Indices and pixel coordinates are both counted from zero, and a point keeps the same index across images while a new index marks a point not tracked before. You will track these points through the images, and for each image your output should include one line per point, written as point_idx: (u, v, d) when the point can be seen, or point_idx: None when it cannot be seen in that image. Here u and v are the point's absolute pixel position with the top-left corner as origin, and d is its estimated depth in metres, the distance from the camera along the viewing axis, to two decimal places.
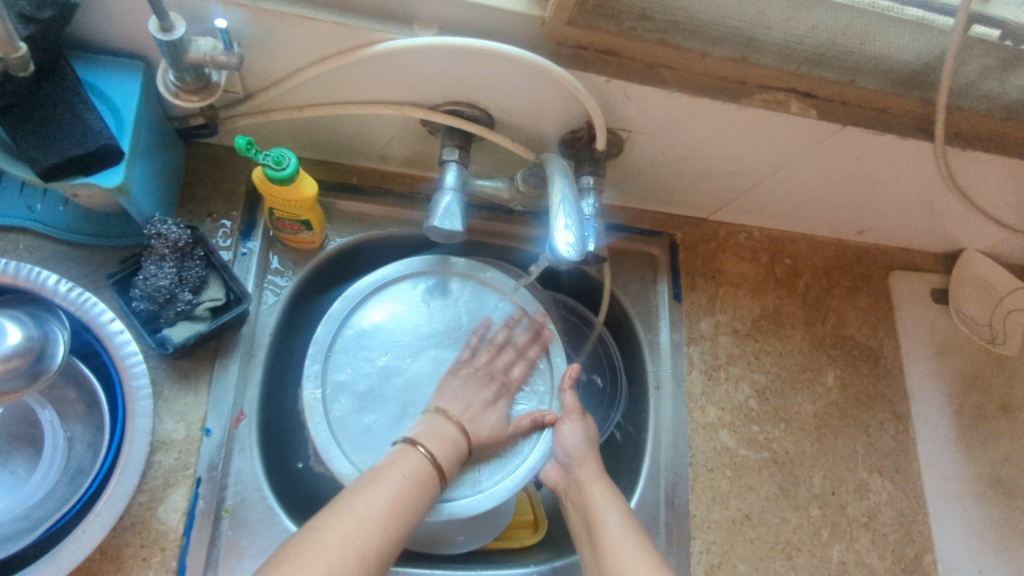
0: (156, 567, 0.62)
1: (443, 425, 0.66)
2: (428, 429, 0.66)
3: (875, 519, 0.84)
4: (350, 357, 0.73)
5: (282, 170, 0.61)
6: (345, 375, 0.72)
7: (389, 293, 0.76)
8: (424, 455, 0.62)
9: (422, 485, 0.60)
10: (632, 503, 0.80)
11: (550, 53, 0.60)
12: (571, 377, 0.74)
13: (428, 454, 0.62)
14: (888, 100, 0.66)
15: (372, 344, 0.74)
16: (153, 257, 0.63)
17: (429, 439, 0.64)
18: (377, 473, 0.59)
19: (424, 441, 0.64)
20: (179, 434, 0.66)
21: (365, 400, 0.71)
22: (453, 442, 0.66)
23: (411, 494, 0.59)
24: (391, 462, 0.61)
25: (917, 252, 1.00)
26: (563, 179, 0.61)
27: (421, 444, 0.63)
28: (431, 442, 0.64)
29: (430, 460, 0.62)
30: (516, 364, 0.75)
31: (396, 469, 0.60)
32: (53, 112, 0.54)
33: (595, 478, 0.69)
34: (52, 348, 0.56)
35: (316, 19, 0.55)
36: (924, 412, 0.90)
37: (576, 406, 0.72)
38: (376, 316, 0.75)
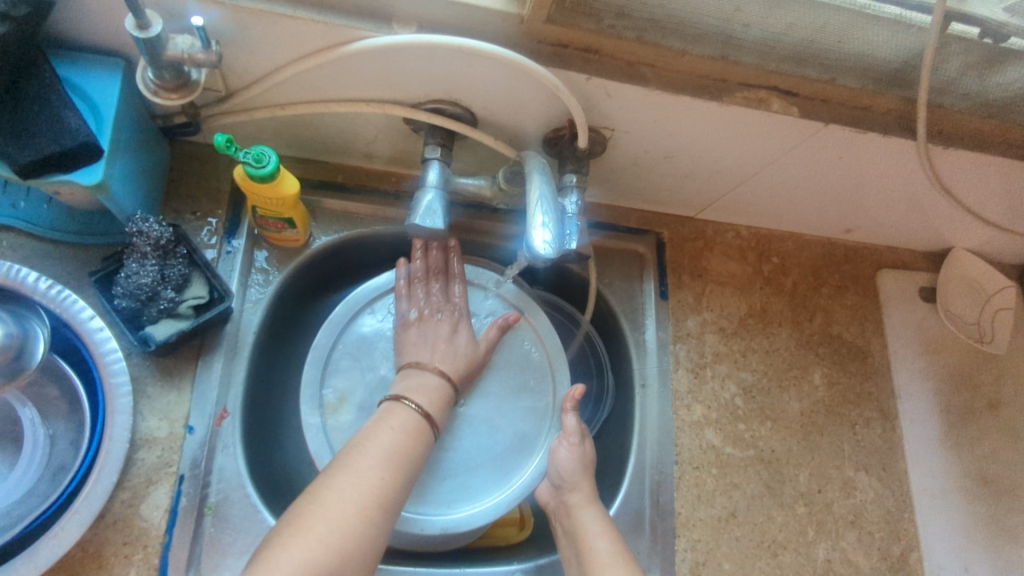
0: (138, 564, 0.62)
1: (422, 374, 0.67)
2: (413, 382, 0.67)
3: (860, 517, 0.84)
4: (348, 365, 0.73)
5: (262, 168, 0.61)
6: (343, 383, 0.73)
7: (390, 302, 0.76)
8: (411, 407, 0.64)
9: (413, 434, 0.62)
10: (612, 508, 0.80)
11: (530, 51, 0.60)
12: (575, 400, 0.72)
13: (414, 405, 0.64)
14: (870, 98, 0.67)
15: (371, 351, 0.74)
16: (134, 254, 0.63)
17: (415, 392, 0.66)
18: (370, 430, 0.61)
19: (409, 393, 0.65)
20: (162, 432, 0.66)
21: (361, 409, 0.72)
22: (435, 391, 0.67)
23: (407, 448, 0.61)
24: (380, 418, 0.62)
25: (905, 250, 1.00)
26: (542, 177, 0.61)
27: (405, 398, 0.65)
28: (415, 395, 0.65)
29: (417, 411, 0.64)
30: (457, 285, 0.75)
31: (387, 425, 0.61)
32: (31, 110, 0.54)
33: (586, 497, 0.69)
34: (32, 346, 0.57)
35: (294, 17, 0.55)
36: (911, 410, 0.90)
37: (576, 429, 0.71)
38: (375, 324, 0.75)
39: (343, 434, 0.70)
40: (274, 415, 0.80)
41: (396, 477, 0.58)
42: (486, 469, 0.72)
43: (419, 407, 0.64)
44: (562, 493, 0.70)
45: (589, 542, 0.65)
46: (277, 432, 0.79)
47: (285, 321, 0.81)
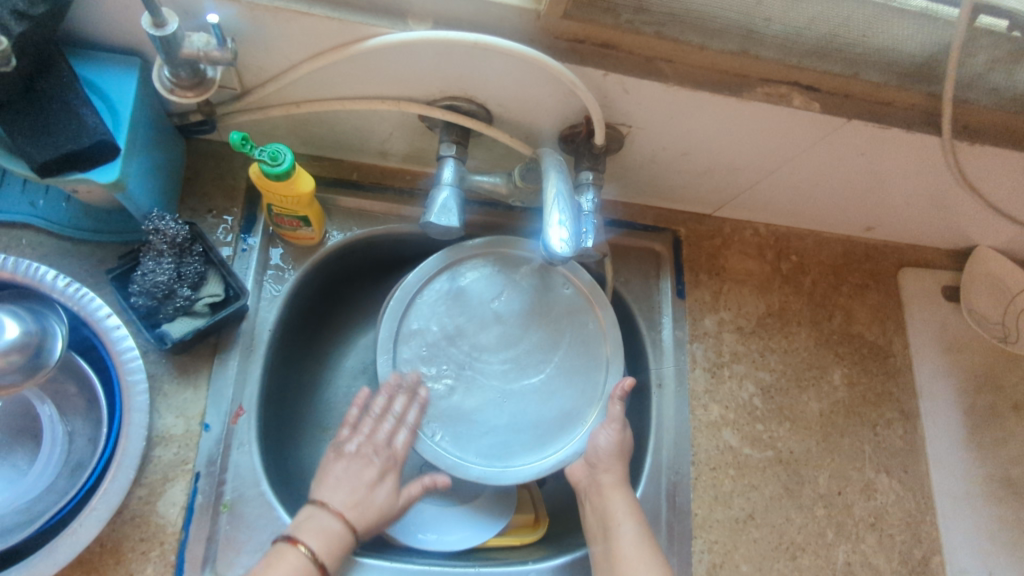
0: (155, 560, 0.62)
1: (325, 519, 0.62)
2: (309, 522, 0.62)
3: (881, 520, 0.83)
4: (426, 317, 0.73)
5: (277, 166, 0.61)
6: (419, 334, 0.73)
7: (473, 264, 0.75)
8: (305, 554, 0.60)
9: None
10: (636, 492, 0.79)
11: (547, 47, 0.59)
12: (622, 390, 0.72)
13: (307, 553, 0.59)
14: (894, 93, 0.65)
15: (450, 302, 0.74)
16: (151, 252, 0.63)
17: (311, 536, 0.61)
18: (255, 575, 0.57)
19: (305, 536, 0.61)
20: (178, 429, 0.66)
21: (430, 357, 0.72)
22: (336, 539, 0.62)
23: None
24: (266, 562, 0.59)
25: (927, 248, 0.98)
26: (558, 174, 0.60)
27: (303, 543, 0.60)
28: (314, 540, 0.61)
29: (308, 558, 0.59)
30: (399, 430, 0.69)
31: (269, 569, 0.58)
32: (48, 108, 0.54)
33: (616, 481, 0.70)
34: (50, 343, 0.57)
35: (309, 14, 0.55)
36: (933, 411, 0.89)
37: (620, 417, 0.72)
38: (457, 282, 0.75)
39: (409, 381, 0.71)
40: (289, 412, 0.80)
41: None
42: (527, 436, 0.72)
43: (314, 557, 0.60)
44: (595, 472, 0.70)
45: (618, 523, 0.67)
46: (292, 428, 0.80)
47: (301, 318, 0.81)
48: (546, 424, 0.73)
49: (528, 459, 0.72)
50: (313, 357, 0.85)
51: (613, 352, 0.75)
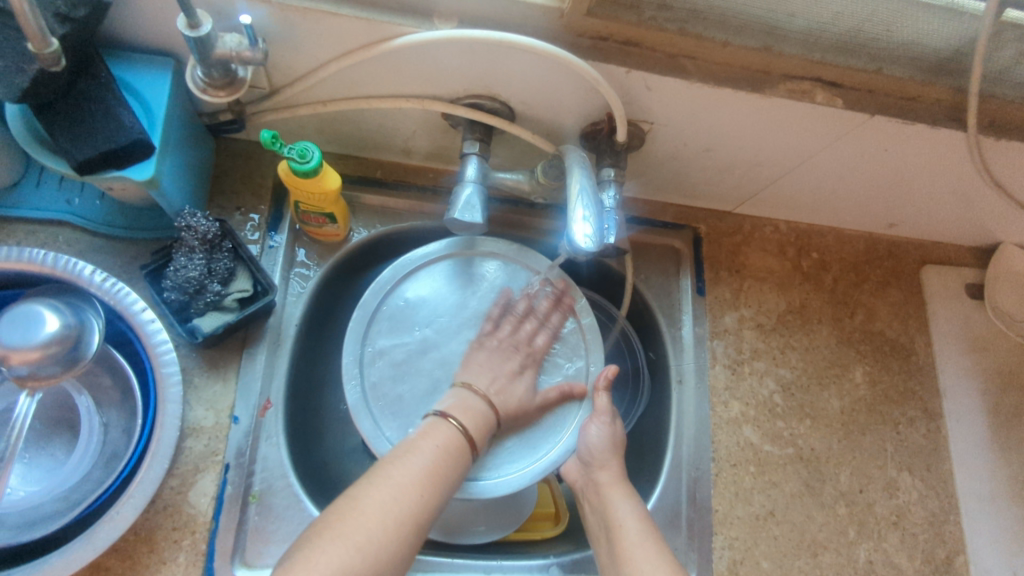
0: (187, 549, 0.64)
1: (471, 399, 0.67)
2: (457, 402, 0.66)
3: (903, 518, 0.83)
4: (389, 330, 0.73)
5: (306, 163, 0.62)
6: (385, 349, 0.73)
7: (430, 273, 0.76)
8: (455, 427, 0.63)
9: (452, 453, 0.61)
10: (648, 504, 0.80)
11: (570, 45, 0.60)
12: (607, 378, 0.72)
13: (458, 424, 0.63)
14: (919, 88, 0.65)
15: (415, 316, 0.74)
16: (182, 249, 0.65)
17: (459, 412, 0.65)
18: (412, 444, 0.60)
19: (454, 412, 0.65)
20: (208, 421, 0.68)
21: (401, 369, 0.72)
22: (482, 415, 0.66)
23: (443, 464, 0.59)
24: (422, 433, 0.62)
25: (950, 245, 0.97)
26: (581, 170, 0.61)
27: (452, 418, 0.64)
28: (460, 415, 0.65)
29: (459, 431, 0.63)
30: (540, 332, 0.75)
31: (428, 440, 0.61)
32: (87, 108, 0.55)
33: (612, 481, 0.68)
34: (88, 336, 0.58)
35: (338, 14, 0.56)
36: (957, 410, 0.88)
37: (608, 408, 0.71)
38: (416, 294, 0.75)
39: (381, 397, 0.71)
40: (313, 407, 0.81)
41: (431, 494, 0.57)
42: (514, 440, 0.71)
43: (464, 430, 0.63)
44: (590, 470, 0.70)
45: (619, 520, 0.65)
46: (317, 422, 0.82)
47: (325, 315, 0.82)
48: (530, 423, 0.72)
49: (518, 464, 0.70)
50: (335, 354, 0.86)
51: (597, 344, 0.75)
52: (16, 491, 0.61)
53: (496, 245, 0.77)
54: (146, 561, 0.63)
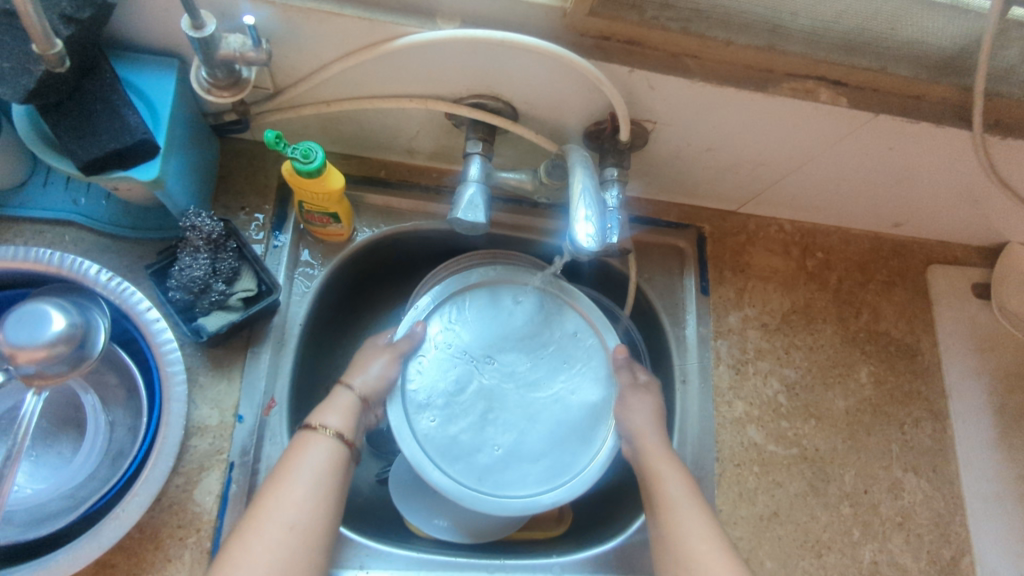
0: (192, 547, 0.64)
1: (343, 398, 0.67)
2: (329, 406, 0.66)
3: (909, 519, 0.82)
4: (425, 373, 0.72)
5: (309, 163, 0.62)
6: (424, 395, 0.71)
7: (444, 312, 0.75)
8: (330, 435, 0.63)
9: (333, 465, 0.62)
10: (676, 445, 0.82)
11: (572, 44, 0.60)
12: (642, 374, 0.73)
13: (332, 432, 0.64)
14: (924, 87, 0.64)
15: (441, 358, 0.73)
16: (187, 248, 0.65)
17: (333, 416, 0.65)
18: (290, 463, 0.61)
19: (323, 419, 0.65)
20: (213, 420, 0.68)
21: (443, 412, 0.71)
22: (352, 411, 0.67)
23: (330, 476, 0.62)
24: (294, 449, 0.63)
25: (957, 245, 0.96)
26: (584, 169, 0.61)
27: (322, 426, 0.64)
28: (333, 420, 0.65)
29: (334, 437, 0.64)
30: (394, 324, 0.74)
31: (303, 456, 0.62)
32: (93, 108, 0.56)
33: (659, 454, 0.68)
34: (93, 336, 0.59)
35: (341, 14, 0.56)
36: (963, 410, 0.87)
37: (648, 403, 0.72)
38: (435, 334, 0.74)
39: (438, 444, 0.70)
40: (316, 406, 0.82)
41: (328, 502, 0.60)
42: (572, 439, 0.72)
43: (338, 435, 0.64)
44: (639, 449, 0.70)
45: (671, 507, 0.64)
46: None
47: (328, 315, 0.83)
48: (582, 423, 0.73)
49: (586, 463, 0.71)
50: (339, 353, 0.86)
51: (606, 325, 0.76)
52: (23, 488, 0.61)
53: (494, 270, 0.77)
54: (151, 558, 0.63)
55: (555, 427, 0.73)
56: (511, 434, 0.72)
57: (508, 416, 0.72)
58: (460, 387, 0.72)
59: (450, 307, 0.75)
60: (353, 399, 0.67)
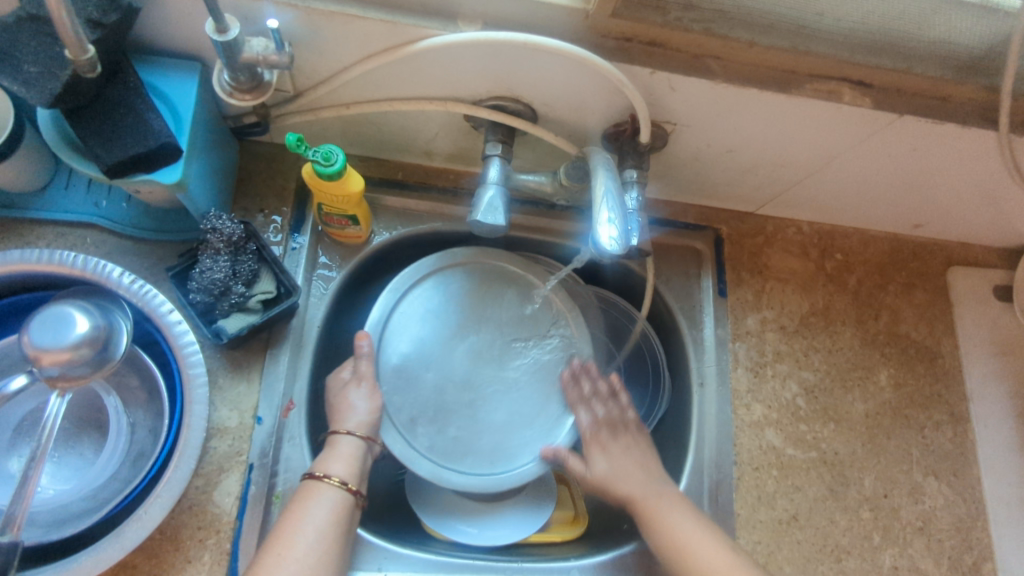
0: (211, 548, 0.64)
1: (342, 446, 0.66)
2: (330, 452, 0.65)
3: (930, 524, 0.81)
4: (407, 389, 0.73)
5: (330, 166, 0.62)
6: (408, 414, 0.72)
7: (404, 317, 0.76)
8: (336, 485, 0.63)
9: (337, 517, 0.61)
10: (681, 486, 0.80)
11: (595, 46, 0.60)
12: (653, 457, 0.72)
13: (340, 483, 0.63)
14: (950, 88, 0.63)
15: (417, 368, 0.74)
16: (208, 251, 0.66)
17: (335, 463, 0.64)
18: (297, 514, 0.60)
19: (328, 467, 0.64)
20: (232, 421, 0.68)
21: (438, 420, 0.73)
22: (356, 455, 0.66)
23: (336, 528, 0.61)
24: (299, 500, 0.62)
25: (978, 246, 0.95)
26: (606, 172, 0.61)
27: (328, 475, 0.63)
28: (337, 467, 0.64)
29: (343, 489, 0.63)
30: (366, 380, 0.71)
31: (308, 508, 0.61)
32: (117, 113, 0.56)
33: (645, 498, 0.68)
34: (116, 337, 0.59)
35: (363, 17, 0.56)
36: (984, 414, 0.86)
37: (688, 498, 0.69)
38: (401, 346, 0.75)
39: (441, 446, 0.72)
40: None
41: (331, 554, 0.59)
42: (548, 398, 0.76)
43: (343, 483, 0.63)
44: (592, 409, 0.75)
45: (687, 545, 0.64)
46: None
47: (346, 317, 0.83)
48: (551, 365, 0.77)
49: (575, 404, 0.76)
50: None
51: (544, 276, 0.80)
52: (46, 489, 0.62)
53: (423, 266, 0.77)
54: (172, 560, 0.63)
55: (537, 386, 0.76)
56: (506, 411, 0.75)
57: (493, 399, 0.75)
58: (437, 391, 0.74)
59: (399, 320, 0.75)
60: (358, 442, 0.66)
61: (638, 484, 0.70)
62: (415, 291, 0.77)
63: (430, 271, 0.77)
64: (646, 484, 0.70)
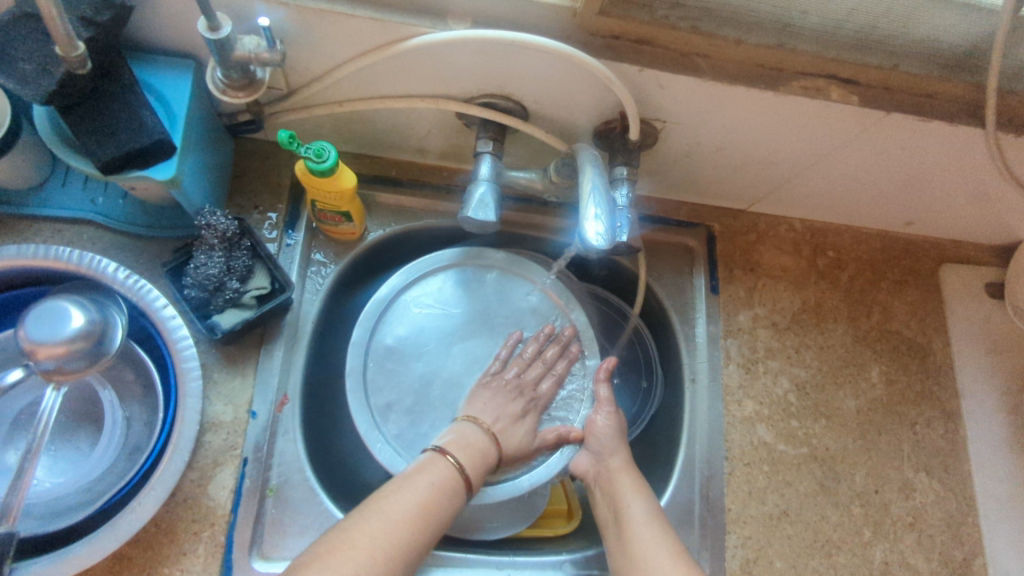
0: (206, 541, 0.65)
1: (472, 433, 0.68)
2: (457, 437, 0.67)
3: (921, 520, 0.82)
4: (392, 369, 0.75)
5: (322, 163, 0.63)
6: (386, 398, 0.74)
7: (409, 305, 0.78)
8: (452, 464, 0.63)
9: (445, 492, 0.61)
10: (662, 500, 0.80)
11: (583, 44, 0.60)
12: (607, 370, 0.75)
13: (456, 462, 0.63)
14: (936, 84, 0.64)
15: (407, 354, 0.76)
16: (203, 247, 0.66)
17: (458, 447, 0.66)
18: (409, 478, 0.61)
19: (453, 450, 0.65)
20: (227, 416, 0.69)
21: (415, 411, 0.74)
22: (481, 451, 0.67)
23: (439, 503, 0.60)
24: (418, 468, 0.62)
25: (970, 244, 0.96)
26: (593, 169, 0.61)
27: (450, 453, 0.64)
28: (459, 452, 0.65)
29: (456, 468, 0.63)
30: (546, 377, 0.76)
31: (420, 477, 0.61)
32: (111, 109, 0.57)
33: (624, 468, 0.70)
34: (111, 332, 0.60)
35: (353, 15, 0.57)
36: (975, 410, 0.87)
37: (609, 398, 0.74)
38: (396, 331, 0.77)
39: (410, 441, 0.73)
40: (330, 402, 0.83)
41: (425, 529, 0.58)
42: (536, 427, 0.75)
43: (461, 468, 0.63)
44: (601, 460, 0.71)
45: (628, 507, 0.66)
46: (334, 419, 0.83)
47: (342, 314, 0.84)
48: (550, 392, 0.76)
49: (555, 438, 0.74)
50: None
51: (568, 299, 0.79)
52: (42, 481, 0.62)
53: (447, 257, 0.79)
54: (166, 552, 0.64)
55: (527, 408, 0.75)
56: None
57: None
58: (422, 382, 0.75)
59: (404, 305, 0.78)
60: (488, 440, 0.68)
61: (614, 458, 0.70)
62: (430, 280, 0.79)
63: (448, 266, 0.79)
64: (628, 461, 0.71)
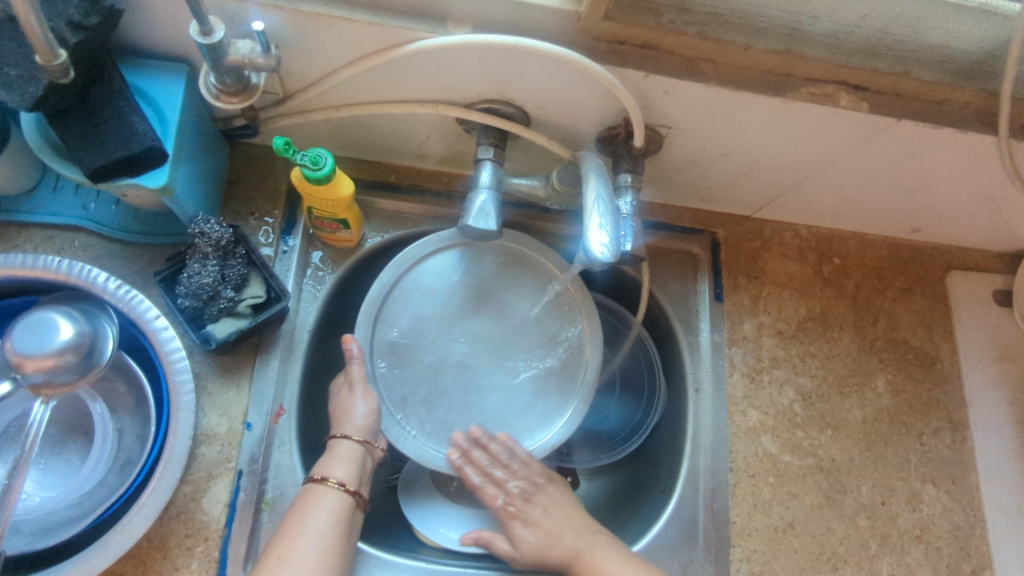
0: (199, 556, 0.63)
1: (342, 450, 0.65)
2: (326, 455, 0.65)
3: (928, 532, 0.80)
4: (402, 365, 0.73)
5: (319, 170, 0.62)
6: (400, 392, 0.72)
7: (404, 294, 0.74)
8: (335, 486, 0.63)
9: (340, 513, 0.62)
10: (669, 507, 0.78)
11: (587, 49, 0.59)
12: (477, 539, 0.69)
13: (338, 484, 0.63)
14: (948, 91, 0.63)
15: (409, 348, 0.73)
16: (197, 255, 0.65)
17: (332, 465, 0.64)
18: (297, 515, 0.60)
19: (327, 470, 0.64)
20: (222, 428, 0.67)
21: (430, 400, 0.73)
22: (356, 460, 0.65)
23: (334, 532, 0.60)
24: (300, 504, 0.61)
25: (978, 251, 0.94)
26: (597, 178, 0.60)
27: (327, 478, 0.63)
28: (337, 471, 0.64)
29: (341, 488, 0.63)
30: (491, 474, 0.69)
31: (308, 512, 0.60)
32: (101, 116, 0.55)
33: (587, 546, 0.65)
34: (101, 344, 0.59)
35: (350, 19, 0.55)
36: (983, 421, 0.85)
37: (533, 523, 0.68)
38: (397, 322, 0.74)
39: (432, 429, 0.72)
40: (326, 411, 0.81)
41: (331, 558, 0.59)
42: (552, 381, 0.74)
43: (343, 485, 0.63)
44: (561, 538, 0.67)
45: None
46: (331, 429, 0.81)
47: (339, 319, 0.82)
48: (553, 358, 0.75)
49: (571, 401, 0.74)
50: None
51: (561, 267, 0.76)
52: (32, 496, 0.61)
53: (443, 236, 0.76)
54: (159, 568, 0.63)
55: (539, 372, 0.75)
56: (501, 395, 0.74)
57: (490, 381, 0.74)
58: (432, 371, 0.73)
59: (404, 292, 0.74)
60: (358, 448, 0.66)
61: (574, 539, 0.66)
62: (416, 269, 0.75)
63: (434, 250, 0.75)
64: (573, 528, 0.67)
